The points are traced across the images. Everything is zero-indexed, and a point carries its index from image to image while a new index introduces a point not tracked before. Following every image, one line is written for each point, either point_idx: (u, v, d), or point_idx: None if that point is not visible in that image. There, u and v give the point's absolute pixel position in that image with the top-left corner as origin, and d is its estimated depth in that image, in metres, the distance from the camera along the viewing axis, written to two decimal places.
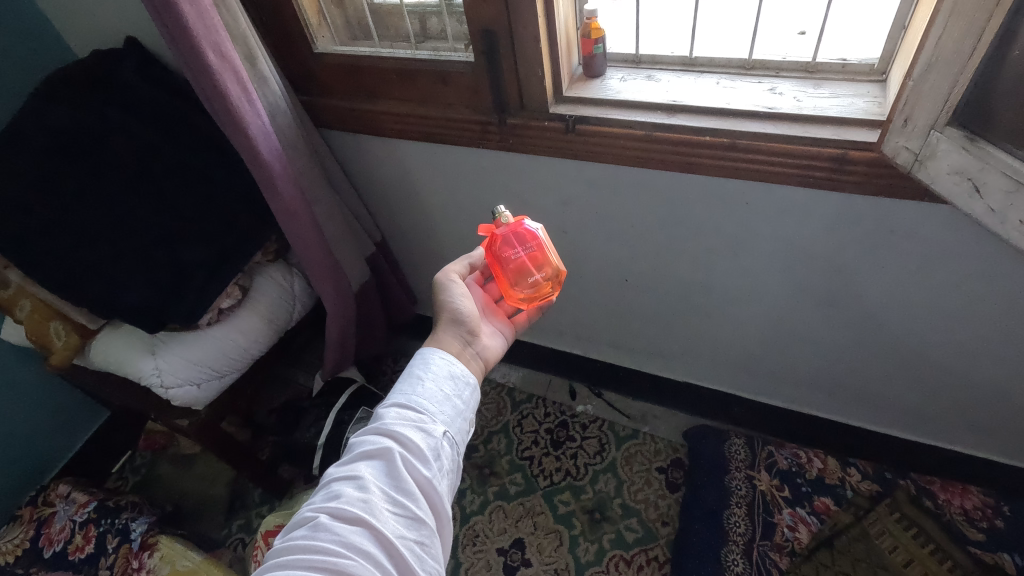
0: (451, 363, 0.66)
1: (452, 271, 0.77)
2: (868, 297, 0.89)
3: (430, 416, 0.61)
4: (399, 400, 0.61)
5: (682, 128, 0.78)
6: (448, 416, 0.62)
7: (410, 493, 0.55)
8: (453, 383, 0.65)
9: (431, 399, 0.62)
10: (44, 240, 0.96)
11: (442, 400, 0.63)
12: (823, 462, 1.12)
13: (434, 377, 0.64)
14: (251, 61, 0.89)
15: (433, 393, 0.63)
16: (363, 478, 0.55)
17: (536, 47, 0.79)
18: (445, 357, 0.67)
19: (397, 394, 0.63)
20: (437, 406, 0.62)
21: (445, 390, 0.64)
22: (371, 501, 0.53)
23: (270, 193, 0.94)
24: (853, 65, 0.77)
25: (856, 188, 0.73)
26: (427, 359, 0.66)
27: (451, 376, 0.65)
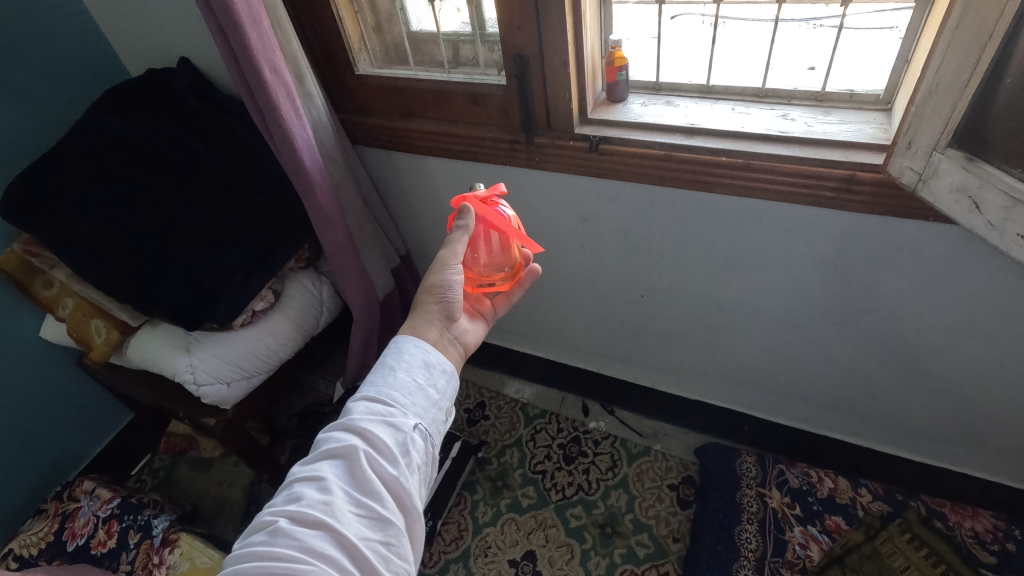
0: (425, 352, 0.67)
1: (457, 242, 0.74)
2: (877, 315, 0.92)
3: (399, 409, 0.61)
4: (369, 393, 0.62)
5: (700, 148, 0.84)
6: (419, 408, 0.62)
7: (375, 492, 0.56)
8: (426, 373, 0.65)
9: (400, 391, 0.62)
10: (96, 239, 1.03)
11: (413, 392, 0.63)
12: (834, 482, 1.14)
13: (406, 367, 0.64)
14: (300, 79, 0.96)
15: (404, 384, 0.63)
16: (326, 479, 0.56)
17: (565, 72, 0.86)
18: (421, 346, 0.67)
19: (367, 386, 0.63)
20: (408, 399, 0.62)
21: (418, 381, 0.64)
22: (333, 503, 0.54)
23: (310, 200, 1.01)
24: (860, 94, 0.83)
25: (864, 207, 0.78)
26: (401, 348, 0.66)
27: (425, 365, 0.66)
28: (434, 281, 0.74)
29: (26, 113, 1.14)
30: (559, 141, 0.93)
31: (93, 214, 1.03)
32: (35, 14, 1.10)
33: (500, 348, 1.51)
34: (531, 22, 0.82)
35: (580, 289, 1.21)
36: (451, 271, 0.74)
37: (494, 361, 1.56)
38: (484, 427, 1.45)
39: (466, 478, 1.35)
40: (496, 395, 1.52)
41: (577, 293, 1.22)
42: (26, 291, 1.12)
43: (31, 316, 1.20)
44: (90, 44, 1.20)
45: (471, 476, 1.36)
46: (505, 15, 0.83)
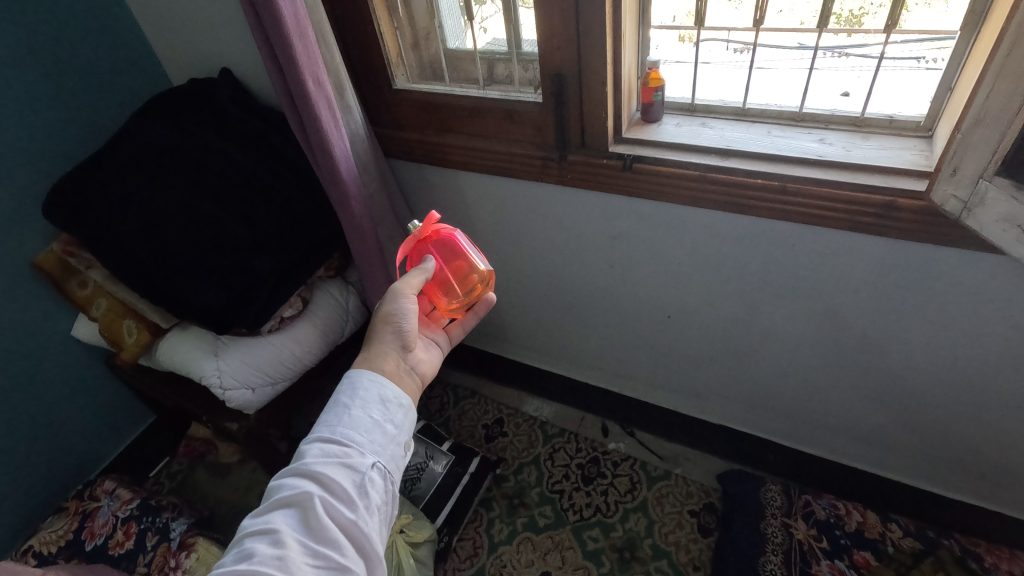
0: (381, 386, 0.66)
1: (408, 285, 0.77)
2: (912, 344, 0.90)
3: (355, 450, 0.61)
4: (323, 434, 0.61)
5: (735, 170, 0.84)
6: (377, 445, 0.62)
7: (332, 540, 0.56)
8: (382, 409, 0.65)
9: (356, 429, 0.62)
10: (134, 242, 1.05)
11: (370, 430, 0.62)
12: (863, 515, 1.11)
13: (362, 403, 0.64)
14: (341, 92, 0.98)
15: (360, 421, 0.62)
16: (279, 533, 0.55)
17: (602, 91, 0.87)
18: (377, 380, 0.66)
19: (322, 427, 0.62)
20: (365, 437, 0.62)
21: (375, 417, 0.63)
22: (287, 557, 0.54)
23: (344, 210, 1.04)
24: (900, 120, 0.82)
25: (904, 234, 0.77)
26: (356, 384, 0.66)
27: (381, 400, 0.65)
28: (388, 309, 0.75)
29: (72, 118, 1.17)
30: (593, 159, 0.94)
31: (133, 217, 1.06)
32: (89, 24, 1.15)
33: (521, 365, 1.51)
34: (571, 42, 0.84)
35: (605, 308, 1.20)
36: (404, 299, 0.76)
37: (514, 378, 1.54)
38: (501, 444, 1.44)
39: (482, 494, 1.34)
40: (515, 411, 1.51)
41: (602, 311, 1.22)
42: (62, 289, 1.15)
43: (65, 315, 1.23)
44: (138, 54, 1.24)
45: (488, 493, 1.35)
46: (545, 35, 0.85)
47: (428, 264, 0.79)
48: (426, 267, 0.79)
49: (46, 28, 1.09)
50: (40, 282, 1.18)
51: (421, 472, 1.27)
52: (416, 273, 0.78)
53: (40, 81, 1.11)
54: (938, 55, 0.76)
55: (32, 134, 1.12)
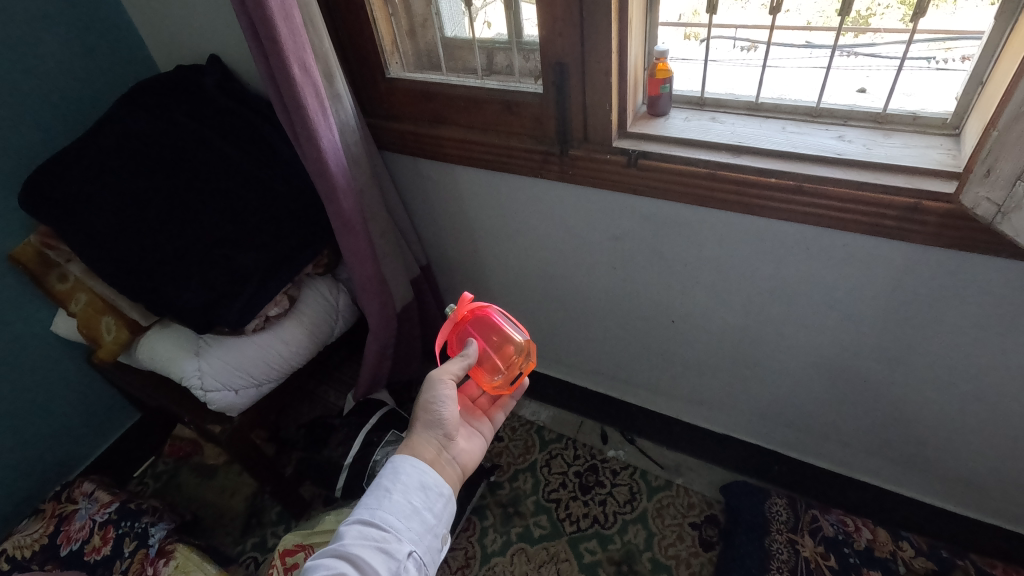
0: (422, 472, 0.70)
1: (446, 373, 0.77)
2: (931, 355, 0.85)
3: (393, 535, 0.64)
4: (364, 517, 0.65)
5: (747, 167, 0.79)
6: (415, 533, 0.65)
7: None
8: (422, 496, 0.68)
9: (397, 515, 0.66)
10: (113, 234, 1.00)
11: (409, 515, 0.66)
12: (873, 532, 1.06)
13: (403, 489, 0.68)
14: (329, 79, 0.93)
15: (400, 507, 0.66)
16: None
17: (606, 82, 0.82)
18: (418, 466, 0.70)
19: (363, 509, 0.66)
20: (404, 522, 0.65)
21: (414, 503, 0.67)
22: None
23: (332, 205, 0.98)
24: (925, 117, 0.77)
25: (928, 239, 0.72)
26: (398, 470, 0.70)
27: (421, 487, 0.69)
28: (428, 399, 0.76)
29: (51, 103, 1.12)
30: (595, 154, 0.89)
31: (111, 209, 1.00)
32: (70, 6, 1.10)
33: None
34: (574, 29, 0.79)
35: (607, 311, 1.15)
36: (445, 389, 0.76)
37: None
38: (496, 449, 1.39)
39: (476, 502, 1.29)
40: (511, 416, 1.46)
41: (603, 315, 1.17)
42: (39, 284, 1.09)
43: (43, 309, 1.18)
44: (122, 38, 1.19)
45: (482, 500, 1.30)
46: (547, 21, 0.80)
47: (469, 350, 0.79)
48: (466, 352, 0.78)
49: (23, 7, 1.03)
50: (16, 274, 1.13)
51: None
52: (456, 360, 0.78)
53: (17, 63, 1.05)
54: (946, 56, 0.73)
55: (7, 119, 1.06)
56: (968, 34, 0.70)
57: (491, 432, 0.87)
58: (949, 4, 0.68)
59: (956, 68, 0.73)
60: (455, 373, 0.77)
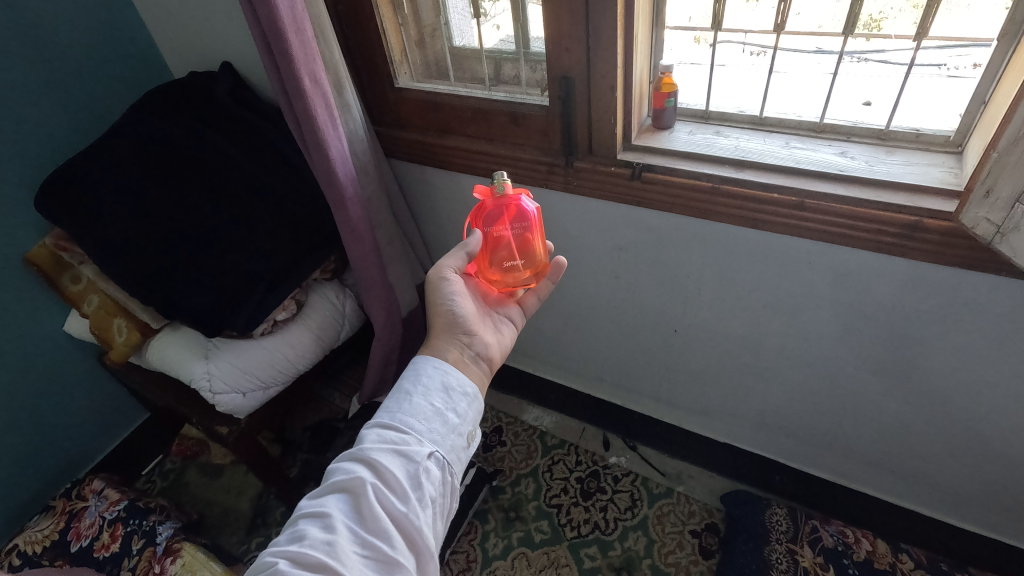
0: (444, 373, 0.65)
1: (446, 267, 0.75)
2: (932, 370, 0.86)
3: (413, 437, 0.60)
4: (383, 420, 0.61)
5: (750, 182, 0.79)
6: (437, 434, 0.61)
7: (382, 528, 0.55)
8: (445, 397, 0.64)
9: (417, 416, 0.61)
10: (125, 239, 1.02)
11: (430, 418, 0.61)
12: (873, 544, 1.07)
13: (424, 391, 0.63)
14: (339, 89, 0.95)
15: (420, 409, 0.62)
16: (330, 517, 0.55)
17: (612, 95, 0.83)
18: (439, 368, 0.66)
19: (383, 411, 0.62)
20: (425, 424, 0.61)
21: (435, 405, 0.62)
22: (336, 543, 0.53)
23: (340, 213, 0.99)
24: (927, 135, 0.78)
25: (928, 256, 0.72)
26: (420, 371, 0.66)
27: (443, 389, 0.64)
28: (441, 307, 0.73)
29: (65, 108, 1.14)
30: (600, 166, 0.90)
31: (124, 213, 1.02)
32: (87, 14, 1.12)
33: (521, 373, 1.47)
34: (581, 43, 0.80)
35: (609, 320, 1.16)
36: (451, 285, 0.75)
37: (514, 386, 1.51)
38: (499, 453, 1.40)
39: (478, 506, 1.30)
40: (514, 420, 1.47)
41: (606, 323, 1.18)
42: (53, 285, 1.12)
43: (56, 310, 1.20)
44: (136, 45, 1.21)
45: (483, 504, 1.31)
46: (553, 34, 0.81)
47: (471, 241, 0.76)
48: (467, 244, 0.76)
49: (42, 16, 1.06)
50: (30, 275, 1.15)
51: None
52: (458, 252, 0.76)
53: (34, 70, 1.07)
54: (959, 63, 0.71)
55: (23, 124, 1.08)
56: (980, 41, 0.69)
57: (519, 319, 0.85)
58: (964, 7, 0.68)
59: (967, 75, 0.72)
60: (455, 267, 0.76)
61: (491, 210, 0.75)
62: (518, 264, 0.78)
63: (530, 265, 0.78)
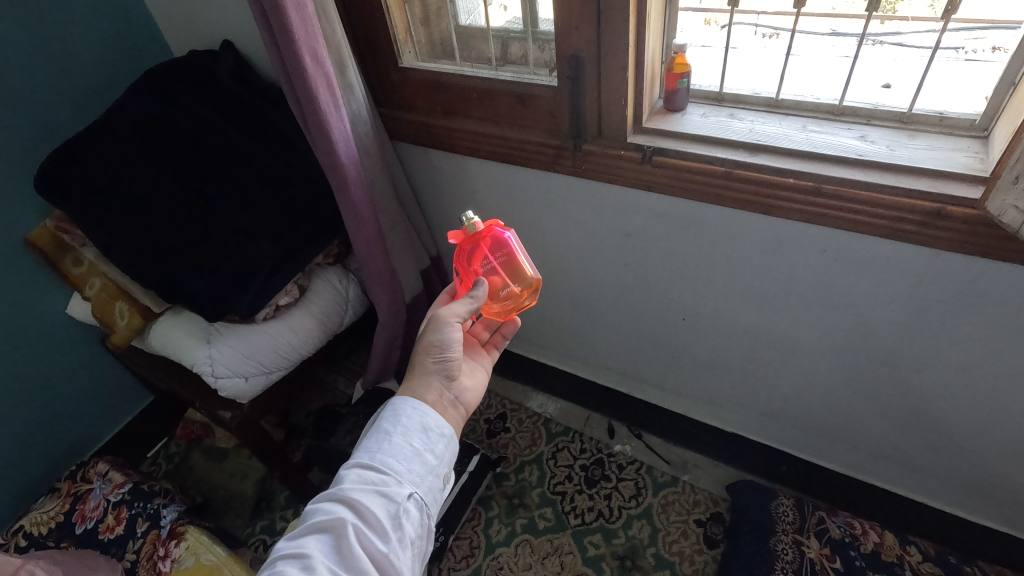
0: (424, 414, 0.66)
1: (451, 314, 0.72)
2: (948, 362, 0.84)
3: (393, 478, 0.60)
4: (363, 460, 0.61)
5: (765, 168, 0.77)
6: (416, 474, 0.62)
7: (362, 570, 0.55)
8: (424, 437, 0.64)
9: (397, 457, 0.62)
10: (126, 221, 1.01)
11: (409, 458, 0.62)
12: (880, 536, 1.05)
13: (404, 431, 0.64)
14: (341, 69, 0.92)
15: (400, 450, 0.62)
16: (311, 558, 0.55)
17: (623, 76, 0.80)
18: (419, 408, 0.66)
19: (363, 452, 0.62)
20: (404, 465, 0.62)
21: (414, 445, 0.63)
22: None
23: (342, 196, 0.97)
24: (951, 118, 0.74)
25: (950, 245, 0.70)
26: (399, 411, 0.66)
27: (423, 429, 0.65)
28: (432, 340, 0.72)
29: (63, 86, 1.12)
30: (610, 150, 0.87)
31: (124, 195, 1.01)
32: None
33: (526, 360, 1.46)
34: (591, 21, 0.77)
35: (617, 307, 1.14)
36: (451, 332, 0.72)
37: (519, 373, 1.49)
38: (503, 440, 1.39)
39: (482, 492, 1.30)
40: (518, 407, 1.46)
41: (613, 311, 1.16)
42: (55, 268, 1.11)
43: (59, 293, 1.20)
44: (135, 22, 1.18)
45: (487, 491, 1.30)
46: (562, 12, 0.78)
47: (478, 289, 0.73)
48: (475, 295, 0.73)
49: None
50: (32, 257, 1.14)
51: None
52: (465, 302, 0.73)
53: (31, 46, 1.05)
54: (976, 47, 0.70)
55: (21, 103, 1.06)
56: (1002, 23, 0.68)
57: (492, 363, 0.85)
58: None
59: (986, 59, 0.70)
60: (461, 316, 0.73)
61: (469, 249, 0.76)
62: (515, 291, 0.76)
63: (526, 286, 0.76)
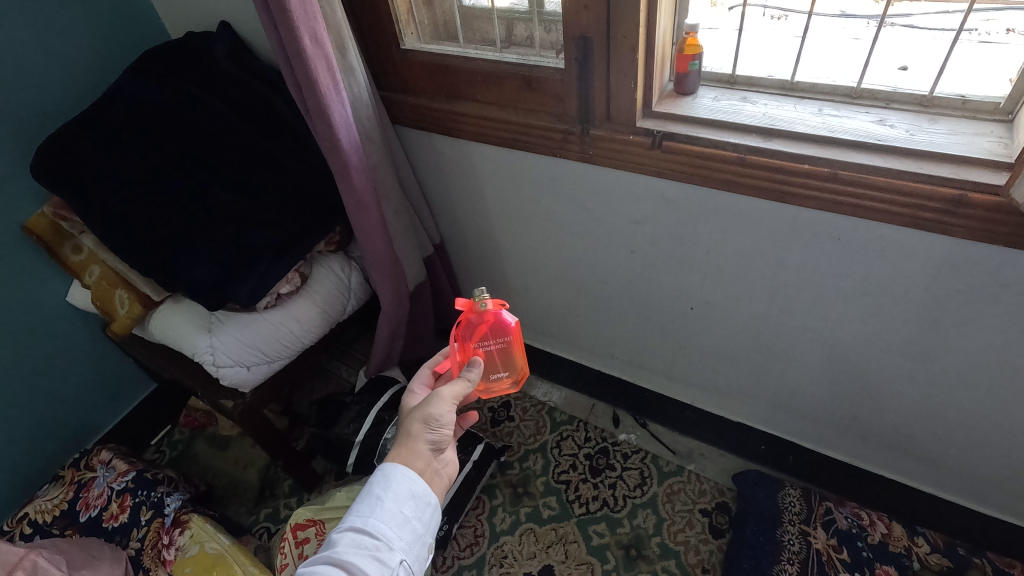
0: (414, 480, 0.66)
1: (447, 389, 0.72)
2: (963, 352, 0.82)
3: (386, 543, 0.61)
4: (356, 525, 0.62)
5: (780, 153, 0.74)
6: (407, 541, 0.63)
7: None
8: (414, 503, 0.65)
9: (388, 523, 0.62)
10: (124, 208, 0.99)
11: (401, 524, 0.63)
12: (888, 527, 1.04)
13: (395, 496, 0.64)
14: (342, 51, 0.90)
15: (392, 516, 0.63)
16: None
17: (633, 58, 0.77)
18: (409, 474, 0.66)
19: (355, 516, 0.63)
20: (396, 531, 0.62)
21: (405, 511, 0.64)
22: None
23: (344, 183, 0.95)
24: (974, 102, 0.72)
25: (970, 233, 0.68)
26: (389, 476, 0.66)
27: (413, 495, 0.65)
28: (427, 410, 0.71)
29: (58, 69, 1.09)
30: (618, 135, 0.85)
31: (121, 181, 0.99)
32: None
33: (531, 348, 1.44)
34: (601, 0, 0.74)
35: (623, 296, 1.13)
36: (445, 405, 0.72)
37: None
38: (507, 429, 1.38)
39: (487, 481, 1.29)
40: (523, 396, 1.45)
41: (619, 299, 1.14)
42: (54, 255, 1.10)
43: (58, 280, 1.18)
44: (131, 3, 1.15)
45: (492, 480, 1.30)
46: None
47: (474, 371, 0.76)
48: (471, 374, 0.75)
49: None
50: (30, 244, 1.12)
51: None
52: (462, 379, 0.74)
53: (23, 28, 1.02)
54: (988, 30, 0.68)
55: (15, 86, 1.04)
56: (1013, 5, 0.66)
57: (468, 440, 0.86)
58: None
59: (1000, 42, 0.68)
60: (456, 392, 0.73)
61: (471, 323, 0.79)
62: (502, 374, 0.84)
63: (512, 373, 0.84)
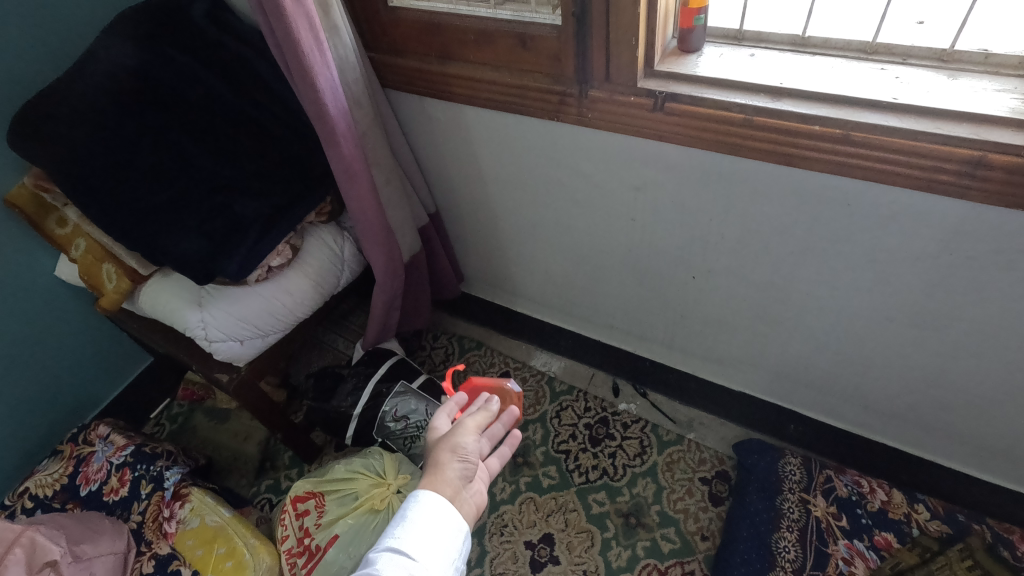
0: (446, 503, 0.65)
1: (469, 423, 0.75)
2: (973, 319, 0.80)
3: (421, 562, 0.60)
4: (392, 544, 0.61)
5: (789, 114, 0.70)
6: (441, 561, 0.61)
7: None
8: (447, 527, 0.64)
9: (424, 543, 0.61)
10: (103, 179, 0.94)
11: (435, 546, 0.62)
12: (888, 494, 1.04)
13: (429, 517, 0.63)
14: (325, 8, 0.85)
15: (427, 536, 0.62)
16: None
17: (634, 13, 0.72)
18: (441, 497, 0.65)
19: (390, 537, 0.62)
20: (431, 552, 0.61)
21: (439, 533, 0.63)
22: None
23: (332, 151, 0.91)
24: (997, 56, 0.67)
25: (988, 197, 0.65)
26: (422, 499, 0.65)
27: (445, 518, 0.64)
28: (456, 440, 0.73)
29: (30, 31, 1.03)
30: (618, 96, 0.80)
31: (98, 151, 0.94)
32: None
33: (529, 319, 1.42)
34: None
35: (623, 265, 1.10)
36: (468, 435, 0.74)
37: (523, 331, 1.46)
38: None
39: None
40: (522, 365, 1.44)
41: (619, 269, 1.12)
42: (39, 228, 1.07)
43: (45, 255, 1.15)
44: None
45: None
46: None
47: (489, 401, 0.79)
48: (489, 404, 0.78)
49: None
50: (12, 216, 1.09)
51: (422, 430, 1.15)
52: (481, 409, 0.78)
53: None
54: None
55: None
56: None
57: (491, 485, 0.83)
58: None
59: None
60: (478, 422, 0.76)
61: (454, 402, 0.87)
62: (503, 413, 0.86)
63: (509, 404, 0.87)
